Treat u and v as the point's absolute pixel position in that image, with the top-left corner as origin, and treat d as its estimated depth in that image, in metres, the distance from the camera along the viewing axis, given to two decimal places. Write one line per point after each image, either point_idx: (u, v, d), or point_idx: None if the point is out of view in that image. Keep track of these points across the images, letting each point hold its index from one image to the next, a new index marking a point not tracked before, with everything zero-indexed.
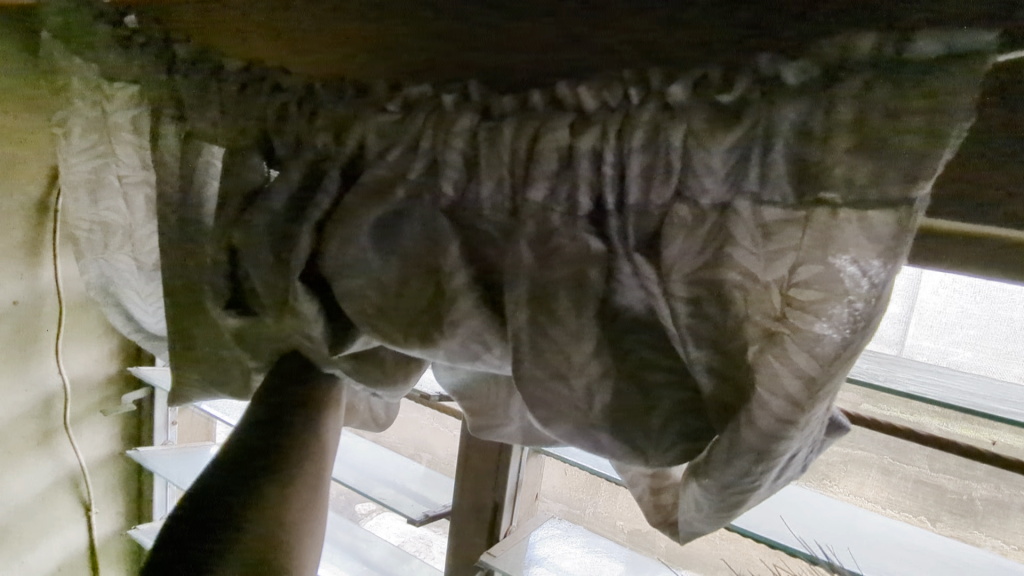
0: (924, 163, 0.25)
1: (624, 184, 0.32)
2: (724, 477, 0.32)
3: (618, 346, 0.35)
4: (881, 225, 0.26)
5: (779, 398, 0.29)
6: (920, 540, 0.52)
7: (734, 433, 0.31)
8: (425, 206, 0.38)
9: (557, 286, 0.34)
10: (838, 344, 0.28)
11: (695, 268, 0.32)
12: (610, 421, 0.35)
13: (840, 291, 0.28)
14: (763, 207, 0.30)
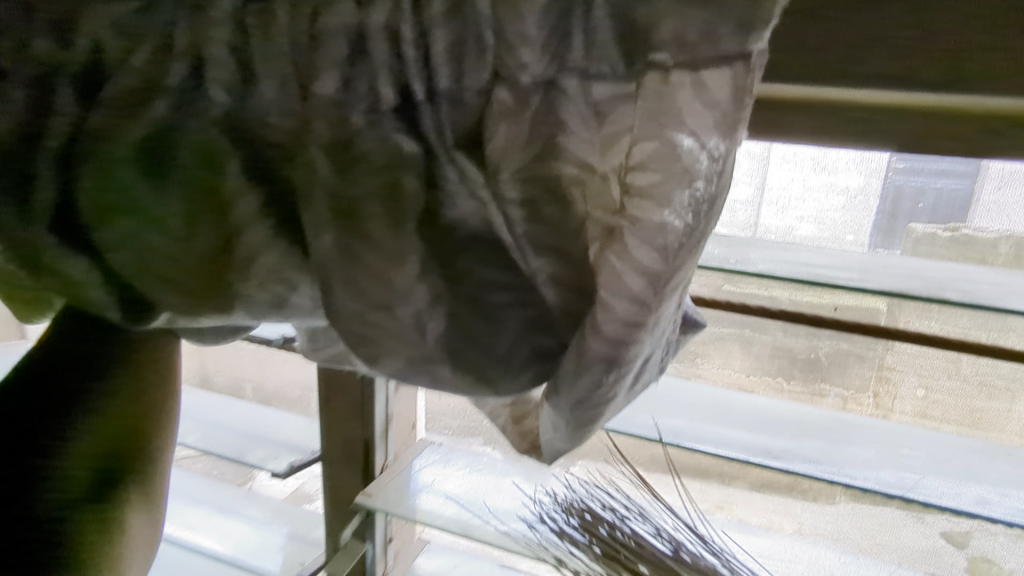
0: (759, 9, 0.22)
1: (431, 66, 0.27)
2: (576, 392, 0.29)
3: (449, 269, 0.29)
4: (717, 88, 0.23)
5: (623, 298, 0.26)
6: (813, 414, 0.50)
7: (580, 343, 0.27)
8: (192, 118, 0.30)
9: (366, 199, 0.28)
10: (680, 230, 0.25)
11: (524, 164, 0.27)
12: (447, 354, 0.30)
13: (678, 168, 0.24)
14: (593, 82, 0.25)
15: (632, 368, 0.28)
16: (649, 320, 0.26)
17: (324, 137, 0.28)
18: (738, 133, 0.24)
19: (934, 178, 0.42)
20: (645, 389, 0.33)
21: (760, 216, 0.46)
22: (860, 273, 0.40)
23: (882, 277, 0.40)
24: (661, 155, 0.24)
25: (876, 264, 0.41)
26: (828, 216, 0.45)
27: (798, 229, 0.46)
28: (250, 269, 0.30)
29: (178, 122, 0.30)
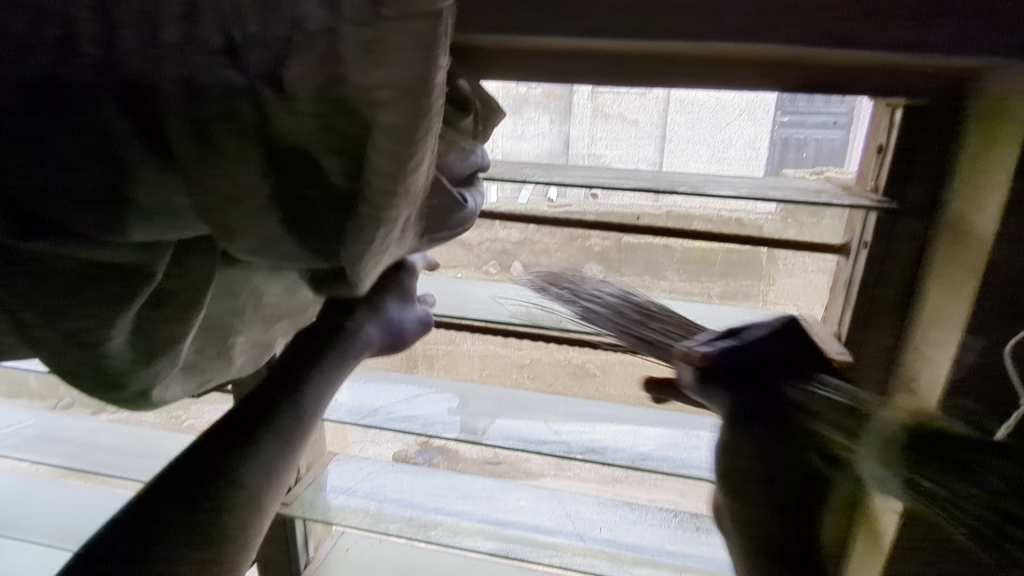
0: None
1: (244, 17, 0.37)
2: (363, 242, 0.47)
3: (277, 168, 0.43)
4: (413, 32, 0.38)
5: (381, 177, 0.43)
6: (622, 301, 0.76)
7: (358, 211, 0.45)
8: (63, 67, 0.39)
9: (212, 121, 0.39)
10: (407, 128, 0.41)
11: (316, 86, 0.38)
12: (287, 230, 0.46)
13: (400, 88, 0.39)
14: (359, 28, 0.37)
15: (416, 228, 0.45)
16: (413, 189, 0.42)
17: (172, 72, 0.38)
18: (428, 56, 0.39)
19: (804, 129, 0.65)
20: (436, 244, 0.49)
21: (631, 148, 0.71)
22: (627, 180, 0.64)
23: (642, 180, 0.64)
24: (386, 75, 0.38)
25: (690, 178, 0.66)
26: (690, 148, 0.70)
27: (669, 161, 0.71)
28: (132, 178, 0.41)
29: (56, 74, 0.39)
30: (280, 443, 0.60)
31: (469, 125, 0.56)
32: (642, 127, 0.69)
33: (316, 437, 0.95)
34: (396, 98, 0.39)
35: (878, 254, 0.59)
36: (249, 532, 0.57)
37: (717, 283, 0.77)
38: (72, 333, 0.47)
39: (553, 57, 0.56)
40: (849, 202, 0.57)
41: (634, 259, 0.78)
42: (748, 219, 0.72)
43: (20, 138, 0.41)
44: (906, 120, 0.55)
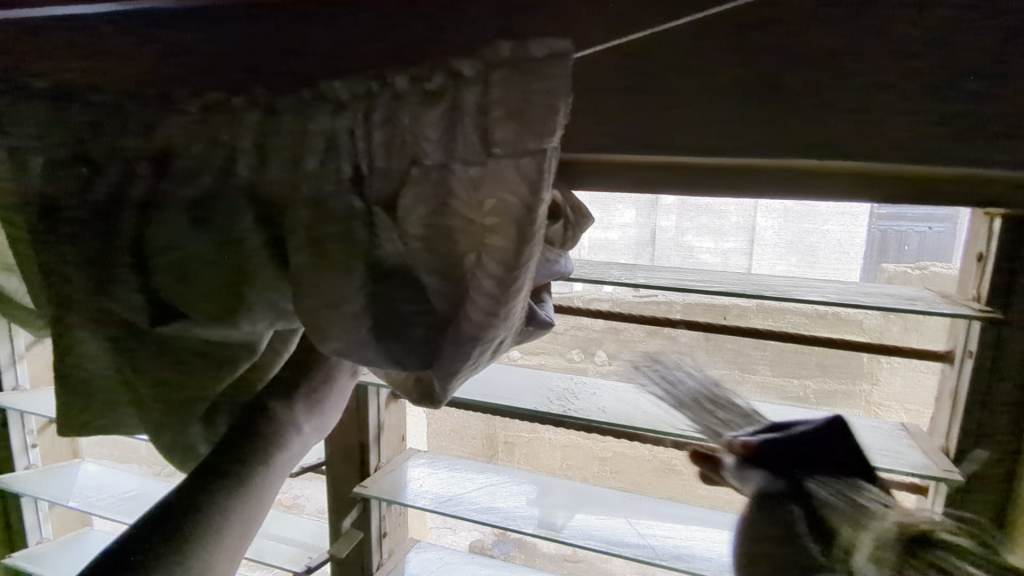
0: (548, 123, 0.39)
1: (371, 151, 0.43)
2: (455, 359, 0.45)
3: (377, 283, 0.46)
4: (528, 169, 0.39)
5: (483, 297, 0.42)
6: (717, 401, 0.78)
7: (456, 326, 0.43)
8: (227, 188, 0.47)
9: (331, 237, 0.45)
10: (514, 254, 0.41)
11: (427, 215, 0.42)
12: (379, 341, 0.47)
13: (509, 215, 0.40)
14: (468, 168, 0.41)
15: (491, 344, 0.44)
16: (500, 309, 0.42)
17: (306, 194, 0.45)
18: (538, 190, 0.39)
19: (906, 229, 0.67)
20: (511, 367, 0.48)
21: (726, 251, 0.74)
22: (714, 284, 0.65)
23: (728, 284, 0.64)
24: (497, 205, 0.40)
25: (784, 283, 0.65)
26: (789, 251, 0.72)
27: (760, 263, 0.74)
28: (257, 281, 0.48)
29: (221, 192, 0.47)
30: (269, 459, 0.56)
31: (559, 231, 0.61)
32: (738, 233, 0.72)
33: (397, 524, 0.96)
34: (503, 224, 0.40)
35: (982, 365, 0.57)
36: (222, 558, 0.50)
37: (814, 383, 0.75)
38: (185, 392, 0.57)
39: (644, 173, 0.59)
40: (944, 310, 0.55)
41: (744, 353, 0.76)
42: (847, 316, 0.75)
43: (177, 246, 0.49)
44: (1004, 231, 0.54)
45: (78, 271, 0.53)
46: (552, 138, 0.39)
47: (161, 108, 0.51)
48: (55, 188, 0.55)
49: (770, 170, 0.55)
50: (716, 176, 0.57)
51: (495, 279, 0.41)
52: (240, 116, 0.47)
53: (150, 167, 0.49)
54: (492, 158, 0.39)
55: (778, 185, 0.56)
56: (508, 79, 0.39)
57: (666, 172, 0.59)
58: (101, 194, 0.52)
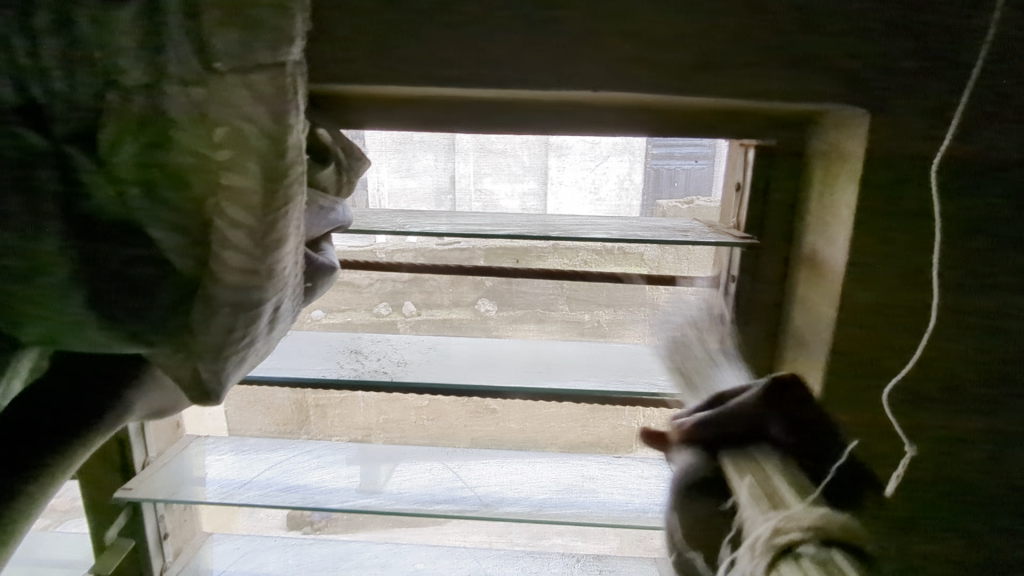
0: (281, 31, 0.32)
1: (43, 71, 0.33)
2: (215, 336, 0.37)
3: (87, 246, 0.35)
4: (262, 86, 0.32)
5: (234, 252, 0.34)
6: (534, 353, 0.74)
7: (207, 292, 0.35)
8: None
9: (3, 188, 0.33)
10: (262, 195, 0.34)
11: (140, 151, 0.33)
12: (103, 318, 0.37)
13: (250, 148, 0.33)
14: (188, 88, 0.32)
15: (261, 310, 0.37)
16: (259, 264, 0.35)
17: None
18: (282, 115, 0.33)
19: (675, 159, 0.70)
20: (284, 332, 0.42)
21: (523, 192, 0.74)
22: (504, 226, 0.63)
23: (517, 226, 0.63)
24: (232, 135, 0.32)
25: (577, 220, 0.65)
26: (576, 190, 0.73)
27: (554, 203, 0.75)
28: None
29: None
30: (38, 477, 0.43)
31: (331, 176, 0.52)
32: (531, 172, 0.72)
33: (184, 518, 0.85)
34: (242, 157, 0.33)
35: (745, 289, 0.61)
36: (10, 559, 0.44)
37: (608, 312, 0.79)
38: None
39: (420, 107, 0.55)
40: (713, 238, 0.58)
41: (528, 293, 0.79)
42: (630, 248, 0.77)
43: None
44: (760, 159, 0.58)
45: None
46: (289, 49, 0.33)
47: None
48: None
49: (546, 102, 0.53)
50: (491, 112, 0.55)
51: (244, 228, 0.34)
52: None
53: None
54: (214, 75, 0.32)
55: (553, 116, 0.55)
56: None
57: (444, 104, 0.54)
58: None
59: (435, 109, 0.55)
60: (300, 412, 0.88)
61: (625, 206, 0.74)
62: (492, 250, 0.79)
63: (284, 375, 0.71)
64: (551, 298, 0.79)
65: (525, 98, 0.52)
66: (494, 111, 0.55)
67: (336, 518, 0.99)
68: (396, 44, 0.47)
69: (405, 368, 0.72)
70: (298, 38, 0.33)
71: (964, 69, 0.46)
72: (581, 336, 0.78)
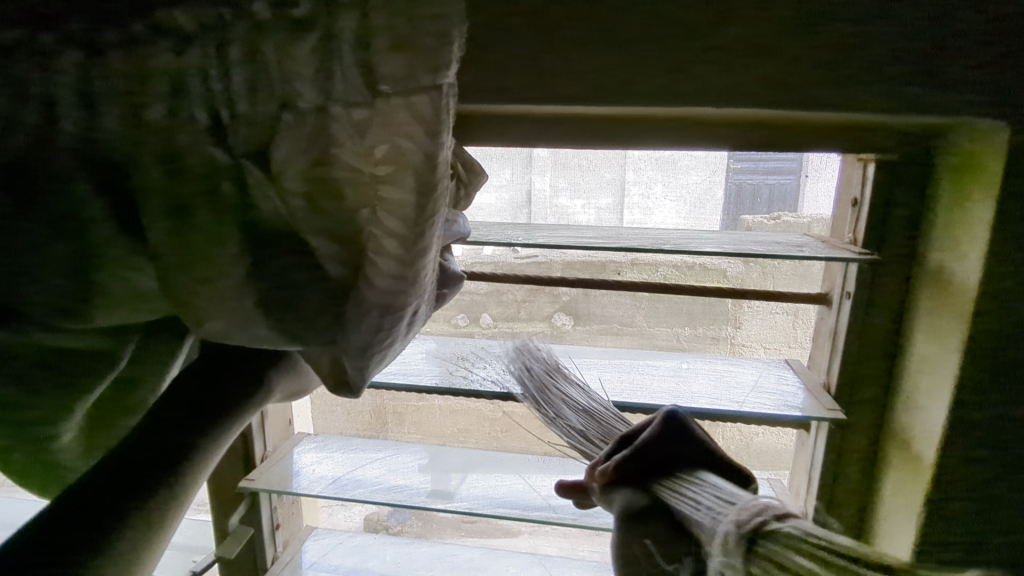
0: (441, 55, 0.34)
1: (233, 96, 0.36)
2: (363, 335, 0.39)
3: (257, 251, 0.39)
4: (422, 107, 0.34)
5: (386, 258, 0.37)
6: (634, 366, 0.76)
7: (360, 294, 0.39)
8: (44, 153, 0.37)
9: (192, 199, 0.38)
10: (415, 208, 0.36)
11: (303, 168, 0.37)
12: (266, 316, 0.41)
13: (407, 163, 0.35)
14: (351, 109, 0.35)
15: (404, 313, 0.39)
16: (407, 271, 0.38)
17: (156, 147, 0.38)
18: (438, 135, 0.35)
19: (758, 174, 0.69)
20: (418, 334, 0.44)
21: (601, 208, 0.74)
22: (614, 240, 0.64)
23: (625, 239, 0.64)
24: (393, 153, 0.35)
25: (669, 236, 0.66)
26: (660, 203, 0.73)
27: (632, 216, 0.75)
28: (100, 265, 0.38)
29: (41, 154, 0.37)
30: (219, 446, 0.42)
31: (450, 190, 0.55)
32: (611, 186, 0.73)
33: (291, 510, 0.89)
34: (401, 173, 0.36)
35: (861, 306, 0.59)
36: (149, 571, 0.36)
37: (685, 329, 0.79)
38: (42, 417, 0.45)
39: (536, 123, 0.57)
40: (832, 254, 0.57)
41: (605, 306, 0.80)
42: (711, 264, 0.77)
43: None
44: (880, 175, 0.56)
45: None
46: (446, 72, 0.34)
47: None
48: None
49: (663, 116, 0.54)
50: (604, 127, 0.57)
51: (397, 237, 0.37)
52: (55, 58, 0.37)
53: None
54: (380, 97, 0.35)
55: (667, 129, 0.56)
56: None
57: (560, 119, 0.56)
58: None
59: (551, 125, 0.57)
60: (379, 419, 0.88)
61: (707, 221, 0.73)
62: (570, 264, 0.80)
63: (395, 378, 0.75)
64: (626, 313, 0.80)
65: (642, 113, 0.53)
66: (608, 126, 0.56)
67: (411, 522, 0.94)
68: None
69: (508, 377, 0.76)
70: (456, 60, 0.35)
71: None
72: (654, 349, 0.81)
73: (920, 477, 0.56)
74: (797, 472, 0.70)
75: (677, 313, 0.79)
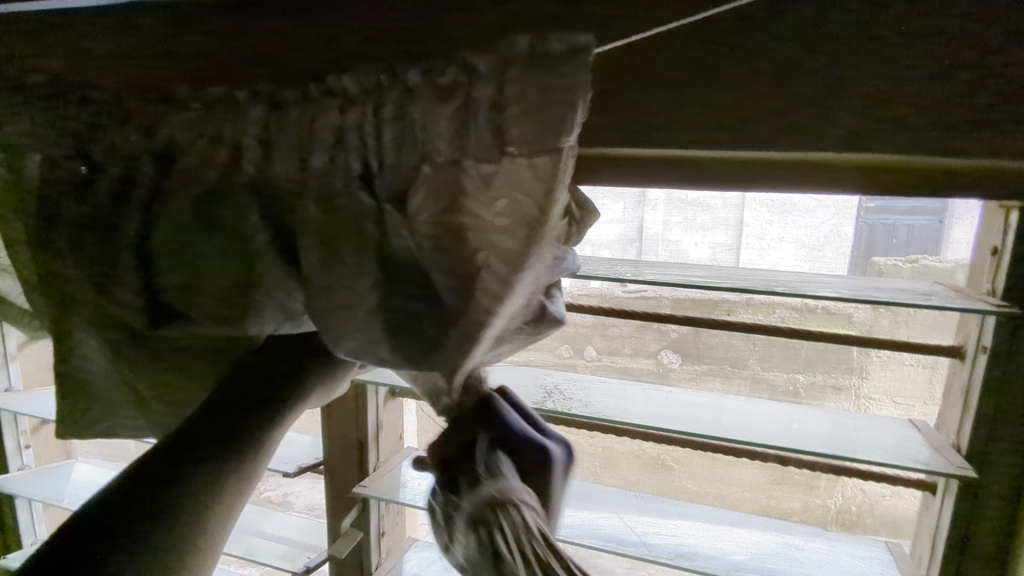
0: (565, 122, 0.36)
1: (383, 150, 0.41)
2: (454, 359, 0.43)
3: (388, 282, 0.44)
4: (542, 167, 0.37)
5: (485, 295, 0.41)
6: (733, 406, 0.74)
7: (459, 323, 0.42)
8: (232, 189, 0.45)
9: (341, 235, 0.44)
10: (519, 254, 0.40)
11: (439, 213, 0.41)
12: (388, 340, 0.45)
13: (521, 215, 0.39)
14: (481, 164, 0.39)
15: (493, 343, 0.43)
16: (501, 307, 0.41)
17: (316, 192, 0.43)
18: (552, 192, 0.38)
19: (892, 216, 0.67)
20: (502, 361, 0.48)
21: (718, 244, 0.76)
22: (723, 281, 0.63)
23: (734, 281, 0.63)
24: (508, 206, 0.39)
25: (798, 279, 0.63)
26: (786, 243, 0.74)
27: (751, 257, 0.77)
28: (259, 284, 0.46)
29: (228, 190, 0.45)
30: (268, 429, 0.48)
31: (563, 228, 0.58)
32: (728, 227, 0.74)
33: (395, 521, 0.94)
34: (512, 223, 0.39)
35: (997, 365, 0.55)
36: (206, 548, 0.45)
37: (801, 375, 0.81)
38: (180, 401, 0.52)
39: (652, 168, 0.58)
40: (962, 306, 0.54)
41: (714, 347, 0.83)
42: (836, 309, 0.77)
43: (176, 238, 0.47)
44: (1022, 224, 0.53)
45: (81, 274, 0.50)
46: (568, 137, 0.37)
47: (157, 100, 0.47)
48: (49, 183, 0.52)
49: (783, 160, 0.53)
50: (718, 176, 0.57)
51: (498, 277, 0.40)
52: (245, 113, 0.44)
53: (151, 163, 0.47)
54: (507, 157, 0.38)
55: (785, 173, 0.55)
56: (525, 74, 0.36)
57: (676, 161, 0.56)
58: (99, 195, 0.49)
59: (664, 171, 0.58)
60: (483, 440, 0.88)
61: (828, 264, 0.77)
62: (680, 299, 0.80)
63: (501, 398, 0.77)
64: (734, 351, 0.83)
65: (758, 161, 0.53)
66: (721, 174, 0.56)
67: None
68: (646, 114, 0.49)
69: (612, 404, 0.74)
70: (579, 125, 0.37)
71: None
72: (772, 395, 0.82)
73: None
74: (923, 538, 0.65)
75: (794, 356, 0.81)
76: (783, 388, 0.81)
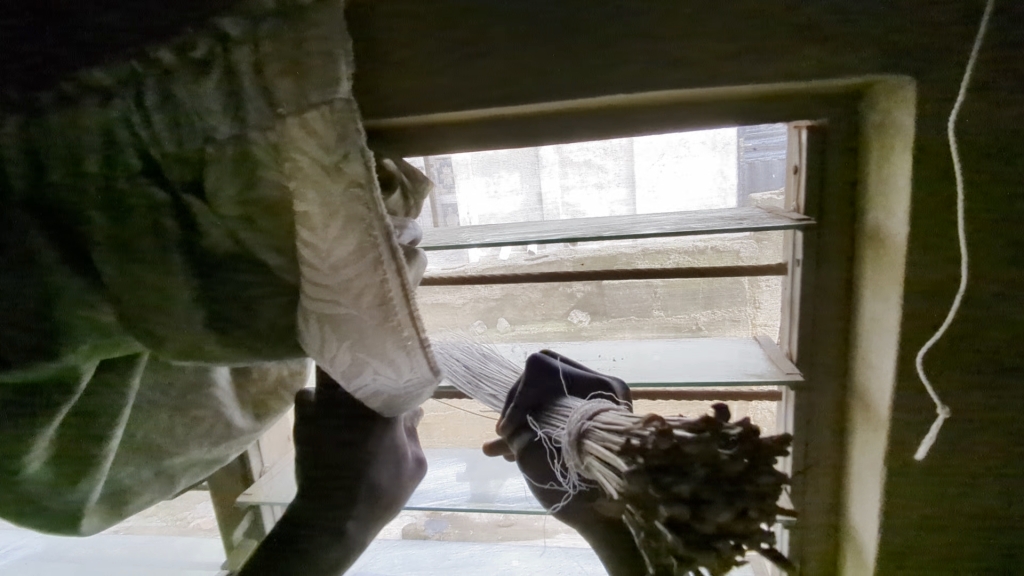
0: (326, 73, 0.39)
1: (156, 136, 0.41)
2: (312, 341, 0.42)
3: (202, 276, 0.42)
4: (314, 122, 0.39)
5: (308, 267, 0.40)
6: (601, 350, 0.77)
7: (302, 306, 0.42)
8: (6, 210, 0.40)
9: (135, 235, 0.41)
10: (320, 214, 0.39)
11: (239, 191, 0.41)
12: (215, 337, 0.43)
13: (305, 175, 0.39)
14: (265, 131, 0.40)
15: (344, 315, 0.41)
16: (328, 274, 0.40)
17: (96, 196, 0.41)
18: (328, 143, 0.38)
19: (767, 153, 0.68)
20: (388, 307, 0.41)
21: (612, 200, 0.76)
22: (565, 229, 0.65)
23: (575, 228, 0.65)
24: (294, 169, 0.39)
25: (636, 220, 0.65)
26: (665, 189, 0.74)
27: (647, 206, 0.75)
28: (57, 302, 0.40)
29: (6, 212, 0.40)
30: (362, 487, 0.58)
31: (399, 201, 0.58)
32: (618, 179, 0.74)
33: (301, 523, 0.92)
34: (303, 185, 0.39)
35: (811, 274, 0.60)
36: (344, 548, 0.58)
37: (703, 313, 0.80)
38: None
39: (468, 132, 0.58)
40: (771, 224, 0.58)
41: (619, 301, 0.83)
42: (722, 245, 0.79)
43: None
44: (814, 140, 0.57)
45: None
46: (335, 88, 0.39)
47: None
48: None
49: (584, 109, 0.55)
50: (528, 132, 0.58)
51: (311, 246, 0.40)
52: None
53: None
54: (282, 118, 0.39)
55: (592, 119, 0.56)
56: (276, 34, 0.38)
57: (487, 120, 0.57)
58: None
59: (477, 136, 0.59)
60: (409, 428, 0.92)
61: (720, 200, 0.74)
62: (580, 259, 0.81)
63: None
64: (637, 304, 0.82)
65: (559, 111, 0.55)
66: (530, 128, 0.57)
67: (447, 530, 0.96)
68: (431, 69, 0.51)
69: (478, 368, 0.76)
70: (345, 74, 0.39)
71: (979, 30, 0.45)
72: (678, 336, 0.80)
73: (879, 433, 0.55)
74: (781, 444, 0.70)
75: (693, 300, 0.80)
76: (686, 327, 0.81)
